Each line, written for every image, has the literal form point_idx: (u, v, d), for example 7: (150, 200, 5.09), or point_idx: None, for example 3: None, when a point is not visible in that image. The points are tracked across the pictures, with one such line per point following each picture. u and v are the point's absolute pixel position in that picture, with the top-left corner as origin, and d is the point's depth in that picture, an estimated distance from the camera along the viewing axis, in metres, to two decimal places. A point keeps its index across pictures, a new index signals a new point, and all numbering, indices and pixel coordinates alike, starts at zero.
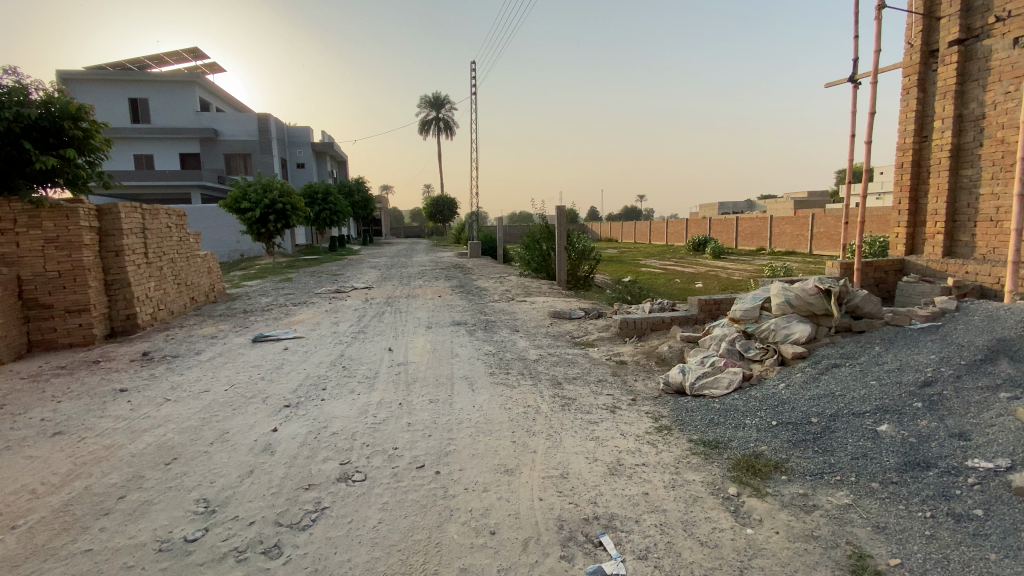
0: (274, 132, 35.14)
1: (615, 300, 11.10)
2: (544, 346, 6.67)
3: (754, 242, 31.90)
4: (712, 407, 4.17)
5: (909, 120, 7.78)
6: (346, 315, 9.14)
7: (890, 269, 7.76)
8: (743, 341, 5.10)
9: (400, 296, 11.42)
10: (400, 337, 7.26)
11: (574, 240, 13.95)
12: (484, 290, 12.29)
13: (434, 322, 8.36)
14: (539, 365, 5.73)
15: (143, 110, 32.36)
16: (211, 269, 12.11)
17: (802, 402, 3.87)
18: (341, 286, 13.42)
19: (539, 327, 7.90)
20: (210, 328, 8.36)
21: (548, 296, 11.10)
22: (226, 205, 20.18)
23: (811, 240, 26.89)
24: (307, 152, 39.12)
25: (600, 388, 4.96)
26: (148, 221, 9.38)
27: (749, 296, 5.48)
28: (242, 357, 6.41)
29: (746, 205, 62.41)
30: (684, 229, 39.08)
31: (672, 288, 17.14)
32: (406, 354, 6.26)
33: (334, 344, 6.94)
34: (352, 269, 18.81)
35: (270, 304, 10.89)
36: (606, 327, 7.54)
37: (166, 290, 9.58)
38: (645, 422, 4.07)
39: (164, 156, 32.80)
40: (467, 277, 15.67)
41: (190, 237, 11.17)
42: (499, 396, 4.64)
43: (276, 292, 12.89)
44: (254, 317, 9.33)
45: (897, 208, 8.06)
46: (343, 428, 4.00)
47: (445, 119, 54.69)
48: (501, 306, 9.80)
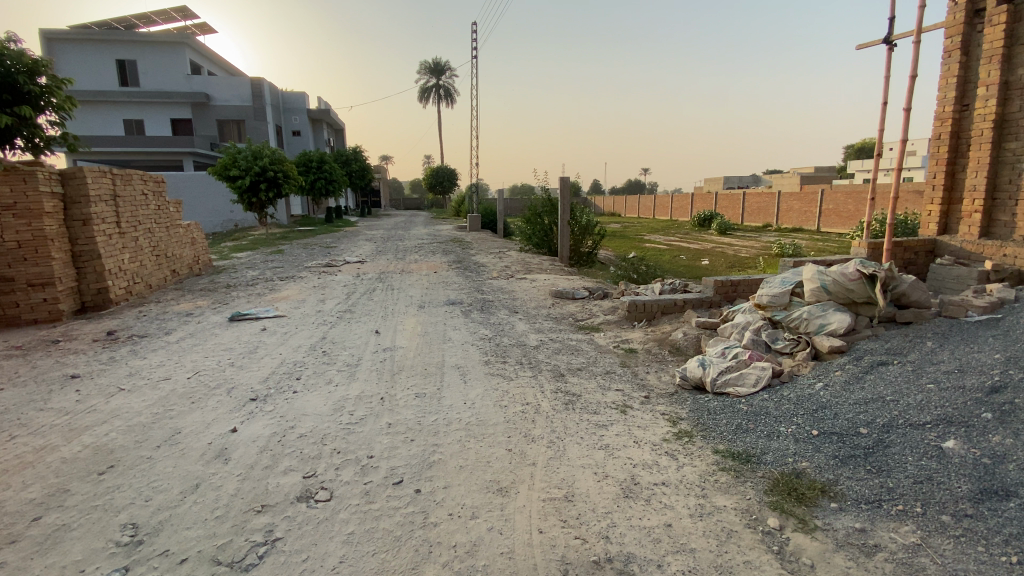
0: (268, 98, 33.86)
1: (621, 279, 10.47)
2: (545, 331, 6.10)
3: (761, 218, 31.03)
4: (739, 410, 3.62)
5: (949, 86, 6.94)
6: (334, 292, 8.53)
7: (921, 250, 7.12)
8: (769, 331, 4.53)
9: (393, 271, 10.80)
10: (389, 318, 6.68)
11: (578, 214, 13.26)
12: (482, 266, 11.67)
13: (427, 300, 7.79)
14: (540, 353, 5.17)
15: (131, 73, 31.08)
16: (195, 240, 11.47)
17: (846, 408, 3.31)
18: (333, 260, 12.81)
19: (540, 308, 7.32)
20: (186, 305, 7.78)
21: (549, 274, 10.50)
22: (215, 172, 19.36)
23: (820, 217, 26.07)
24: (302, 119, 37.82)
25: (608, 381, 4.41)
26: (120, 187, 8.72)
27: (778, 280, 4.89)
28: (214, 338, 5.84)
29: (751, 180, 61.16)
30: (689, 204, 38.11)
31: (678, 265, 16.49)
32: (393, 338, 5.70)
33: (317, 325, 6.38)
34: (345, 242, 18.14)
35: (255, 278, 10.28)
36: (612, 310, 6.96)
37: (143, 262, 8.98)
38: (662, 427, 3.52)
39: (155, 122, 31.69)
40: (465, 251, 15.02)
41: (170, 206, 10.51)
42: (494, 391, 4.09)
43: (265, 265, 12.28)
44: (236, 292, 8.75)
45: (931, 183, 7.31)
46: (313, 430, 3.46)
47: (445, 86, 53.00)
48: (500, 285, 9.19)
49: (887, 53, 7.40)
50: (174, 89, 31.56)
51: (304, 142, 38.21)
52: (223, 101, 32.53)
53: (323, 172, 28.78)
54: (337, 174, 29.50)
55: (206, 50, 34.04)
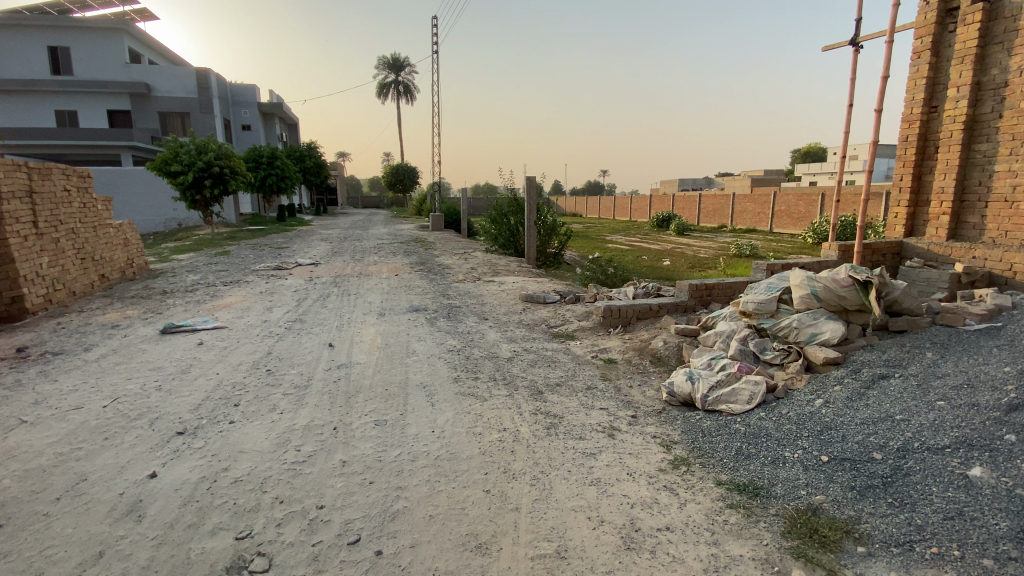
0: (215, 90, 31.91)
1: (589, 283, 10.18)
2: (518, 340, 5.67)
3: (717, 219, 31.71)
4: (737, 431, 3.31)
5: (919, 88, 6.99)
6: (285, 298, 7.82)
7: (889, 252, 7.15)
8: (757, 340, 4.27)
9: (351, 275, 10.13)
10: (346, 328, 6.09)
11: (544, 214, 12.93)
12: (446, 268, 11.14)
13: (388, 307, 7.23)
14: (514, 367, 4.73)
15: (61, 59, 28.61)
16: (127, 241, 10.37)
17: (855, 429, 3.06)
18: (284, 262, 11.94)
19: (511, 315, 6.89)
20: (113, 315, 6.89)
21: (517, 276, 10.08)
22: (154, 166, 17.89)
23: (772, 219, 26.88)
24: (253, 113, 35.99)
25: (591, 398, 4.01)
26: (37, 182, 7.71)
27: (763, 286, 4.64)
28: (142, 356, 5.09)
29: (704, 182, 63.00)
30: (648, 205, 38.65)
31: (642, 266, 16.44)
32: (351, 352, 5.13)
33: (264, 337, 5.71)
34: (299, 243, 17.16)
35: (196, 283, 9.37)
36: (586, 316, 6.61)
37: (64, 266, 7.96)
38: (655, 453, 3.16)
39: (89, 112, 29.30)
40: (427, 252, 14.43)
41: (98, 203, 9.44)
42: (466, 415, 3.63)
43: (208, 268, 11.30)
44: (173, 299, 7.89)
45: (897, 186, 7.36)
46: (250, 474, 2.90)
47: (405, 83, 51.94)
48: (466, 289, 8.70)
49: (854, 55, 7.42)
50: (110, 77, 29.27)
51: (254, 137, 36.37)
52: (165, 92, 30.40)
53: (275, 168, 27.34)
54: (290, 171, 28.12)
55: (148, 37, 31.79)
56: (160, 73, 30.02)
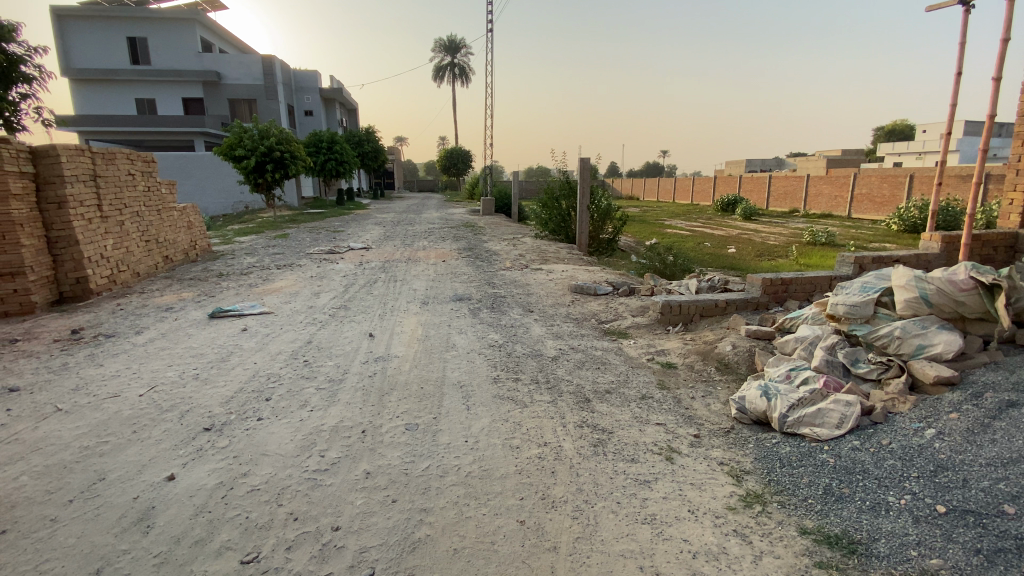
0: (279, 77, 32.89)
1: (646, 273, 9.53)
2: (565, 337, 5.24)
3: (787, 203, 29.52)
4: (824, 464, 2.78)
5: None
6: (331, 284, 7.76)
7: (1001, 245, 6.09)
8: (847, 350, 3.69)
9: (399, 260, 10.02)
10: (387, 317, 5.88)
11: (597, 198, 12.28)
12: (495, 255, 10.81)
13: (432, 295, 6.99)
14: (559, 368, 4.32)
15: (142, 51, 30.50)
16: (191, 223, 10.77)
17: (981, 472, 2.44)
18: (336, 245, 12.04)
19: (559, 307, 6.46)
20: (169, 297, 7.07)
21: (568, 264, 9.60)
22: (220, 151, 18.63)
23: (852, 203, 24.62)
24: (315, 98, 36.94)
25: (646, 410, 3.56)
26: (102, 167, 8.02)
27: (857, 286, 3.96)
28: (186, 341, 5.10)
29: (774, 163, 59.03)
30: (711, 188, 36.59)
31: (703, 253, 15.46)
32: (389, 344, 4.90)
33: (305, 325, 5.60)
34: (354, 226, 17.42)
35: (251, 266, 9.57)
36: (642, 311, 6.08)
37: (129, 248, 8.29)
38: (722, 485, 2.70)
39: (167, 101, 31.13)
40: (477, 237, 14.16)
41: (162, 187, 9.81)
42: (503, 424, 3.28)
43: (265, 251, 11.58)
44: (227, 282, 8.03)
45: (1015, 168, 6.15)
46: (268, 482, 2.69)
47: (461, 65, 51.69)
48: (513, 277, 8.33)
49: (963, 16, 6.28)
50: (184, 67, 30.88)
51: (316, 123, 37.40)
52: (233, 79, 31.66)
53: (334, 152, 27.92)
54: (348, 155, 28.63)
55: (218, 27, 33.20)
56: (229, 61, 31.25)
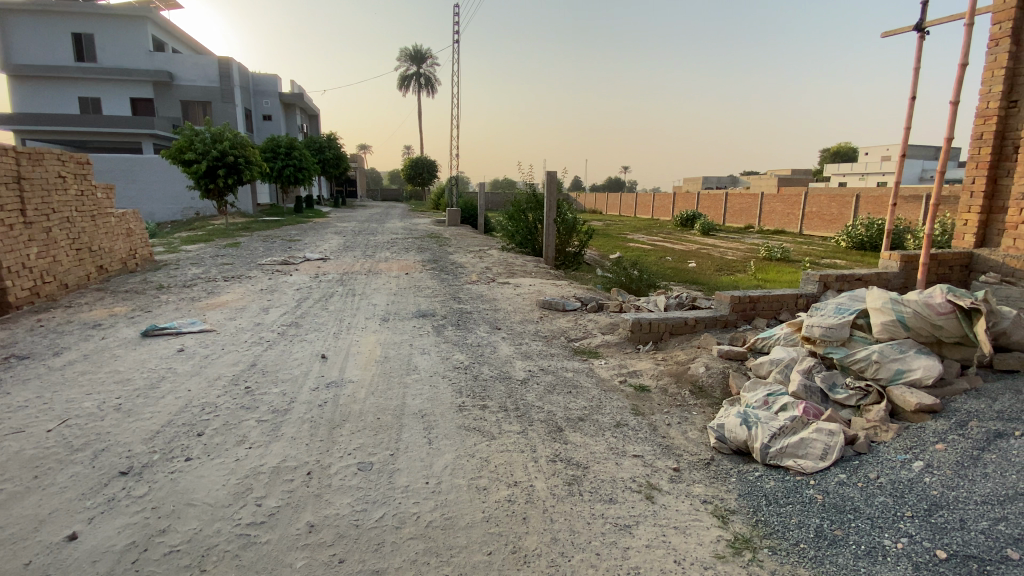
0: (236, 79, 31.66)
1: (613, 287, 9.41)
2: (534, 357, 4.98)
3: (743, 219, 30.45)
4: (812, 502, 2.61)
5: (996, 80, 6.06)
6: (284, 297, 7.26)
7: (956, 264, 6.27)
8: (824, 374, 3.58)
9: (359, 272, 9.57)
10: (343, 336, 5.46)
11: (564, 211, 12.17)
12: (460, 267, 10.49)
13: (392, 311, 6.61)
14: (528, 393, 4.05)
15: (87, 47, 28.78)
16: (130, 230, 9.96)
17: (976, 511, 2.32)
18: (292, 256, 11.43)
19: (527, 324, 6.20)
20: (99, 312, 6.41)
21: (534, 278, 9.40)
22: (168, 154, 17.58)
23: (803, 220, 25.62)
24: (274, 103, 35.77)
25: (621, 441, 3.33)
26: (27, 168, 7.28)
27: (831, 307, 3.86)
28: (112, 363, 4.55)
29: (729, 181, 61.25)
30: (671, 203, 37.48)
31: (665, 267, 15.60)
32: (343, 367, 4.50)
33: (251, 345, 5.12)
34: (312, 235, 16.72)
35: (196, 277, 8.90)
36: (612, 328, 5.89)
37: (57, 257, 7.54)
38: (708, 529, 2.48)
39: (112, 100, 29.39)
40: (441, 249, 13.81)
41: (98, 191, 9.03)
42: (469, 461, 2.98)
43: (213, 261, 10.85)
44: (167, 295, 7.39)
45: (968, 190, 6.41)
46: (190, 541, 2.29)
47: (427, 75, 51.41)
48: (478, 291, 8.05)
49: (919, 42, 6.59)
50: (133, 65, 29.30)
51: (275, 128, 36.18)
52: (187, 81, 30.22)
53: (292, 159, 26.96)
54: (307, 162, 27.71)
55: (171, 26, 31.75)
56: (183, 61, 29.83)
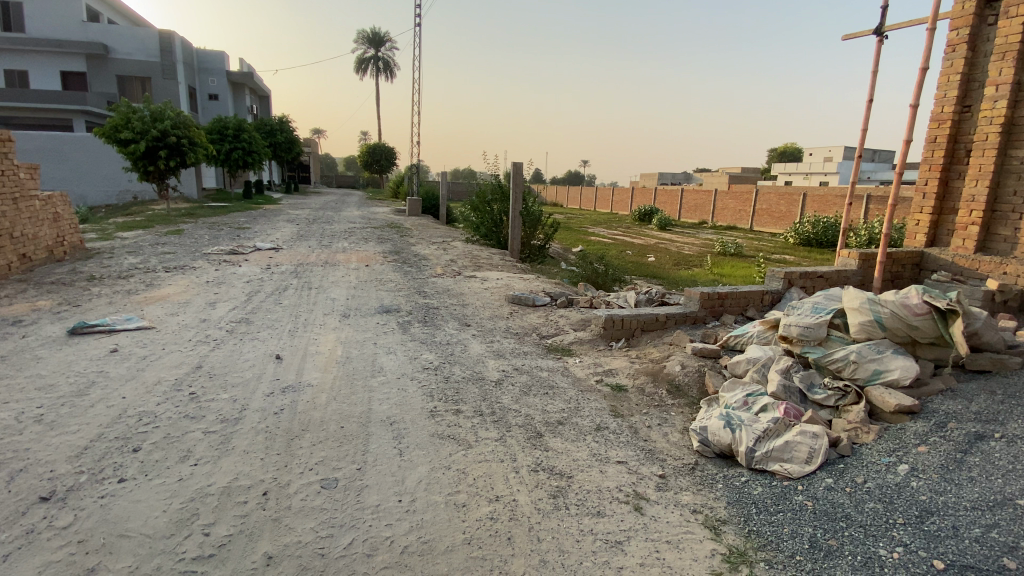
0: (180, 55, 29.55)
1: (579, 281, 9.32)
2: (507, 356, 4.78)
3: (697, 214, 31.22)
4: (803, 509, 2.54)
5: (951, 85, 6.28)
6: (234, 291, 6.73)
7: (908, 262, 6.51)
8: (803, 374, 3.56)
9: (315, 263, 9.06)
10: (301, 334, 5.07)
11: (529, 203, 11.98)
12: (423, 260, 10.12)
13: (354, 306, 6.24)
14: (503, 395, 3.84)
15: (10, 13, 26.18)
16: (58, 215, 9.03)
17: (965, 519, 2.31)
18: (241, 245, 10.72)
19: (497, 320, 5.98)
20: (19, 306, 5.72)
21: (501, 271, 9.18)
22: (101, 132, 16.15)
23: (754, 217, 26.55)
24: (222, 82, 33.72)
25: (603, 446, 3.18)
26: None
27: (808, 306, 3.83)
28: (34, 366, 4.03)
29: (683, 177, 62.86)
30: (629, 197, 38.01)
31: (627, 261, 15.71)
32: (301, 369, 4.15)
33: (197, 344, 4.68)
34: (263, 223, 15.83)
35: (133, 267, 8.15)
36: (584, 325, 5.76)
37: None
38: (701, 541, 2.36)
39: (38, 72, 26.87)
40: (402, 240, 13.35)
41: (20, 171, 8.11)
42: (445, 474, 2.75)
43: (153, 250, 10.02)
44: (100, 287, 6.70)
45: (921, 191, 6.65)
46: None
47: (386, 59, 49.90)
48: (445, 285, 7.76)
49: (880, 46, 6.77)
50: (63, 35, 26.88)
51: (222, 108, 34.13)
52: (124, 54, 27.96)
53: (241, 141, 25.45)
54: (257, 145, 26.27)
55: None
56: (120, 33, 27.59)
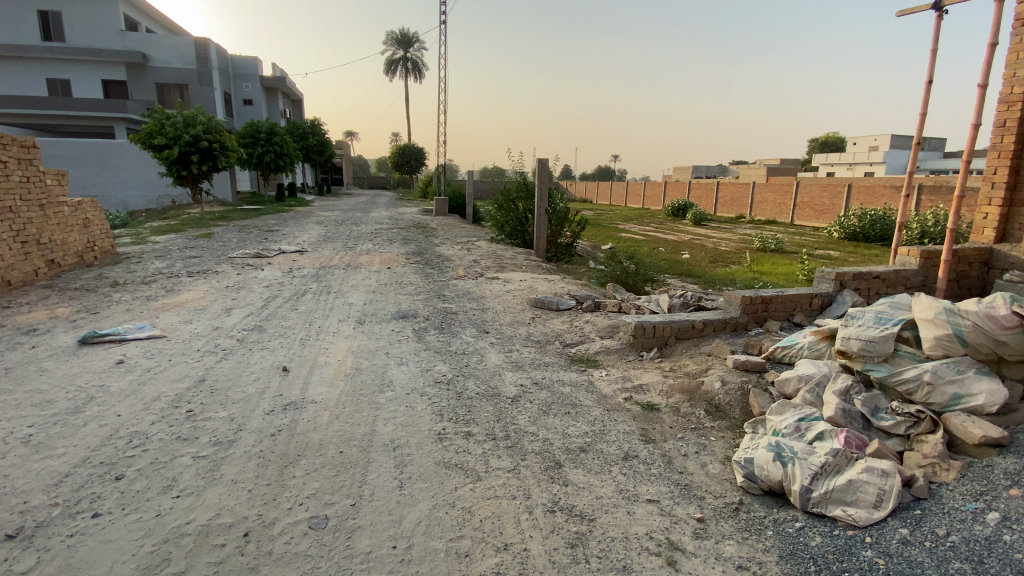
0: (215, 61, 30.21)
1: (607, 282, 8.86)
2: (526, 367, 4.42)
3: (733, 209, 30.01)
4: (876, 570, 2.09)
5: (1022, 62, 5.54)
6: (251, 296, 6.61)
7: (975, 260, 5.82)
8: (865, 396, 3.07)
9: (337, 266, 8.93)
10: (311, 343, 4.85)
11: (555, 201, 11.56)
12: (446, 261, 9.87)
13: (370, 312, 6.01)
14: (519, 415, 3.49)
15: (56, 27, 27.31)
16: (87, 220, 9.18)
17: None
18: (266, 248, 10.71)
19: (518, 327, 5.64)
20: (39, 314, 5.72)
21: (525, 272, 8.82)
22: (136, 138, 16.56)
23: (794, 210, 25.28)
24: (255, 87, 34.42)
25: (631, 479, 2.79)
26: None
27: (870, 316, 3.32)
28: (37, 379, 3.93)
29: (717, 170, 60.89)
30: (662, 192, 36.93)
31: (659, 259, 15.09)
32: (306, 383, 3.90)
33: (204, 354, 4.51)
34: (291, 225, 15.96)
35: (157, 272, 8.17)
36: (611, 332, 5.35)
37: None
38: None
39: (83, 82, 27.98)
40: (427, 240, 13.16)
41: (48, 177, 8.23)
42: (448, 513, 2.42)
43: (180, 254, 10.11)
44: (120, 294, 6.68)
45: (989, 180, 5.92)
46: None
47: (414, 59, 50.05)
48: (465, 288, 7.47)
49: (938, 20, 6.07)
50: (104, 45, 27.84)
51: (255, 112, 34.88)
52: (162, 62, 28.81)
53: (272, 145, 25.86)
54: (288, 148, 26.65)
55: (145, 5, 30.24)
56: (158, 43, 28.45)
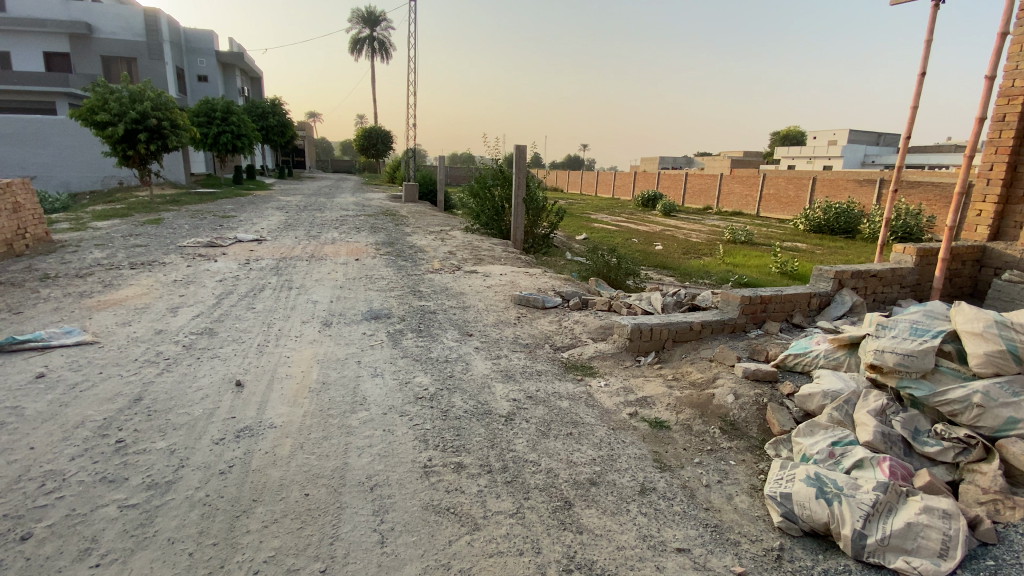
0: (167, 34, 27.82)
1: (589, 276, 8.47)
2: (517, 378, 3.96)
3: (701, 200, 30.20)
4: None
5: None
6: (203, 293, 5.89)
7: (969, 258, 5.68)
8: (904, 417, 2.77)
9: (300, 257, 8.23)
10: (270, 350, 4.26)
11: (532, 189, 11.06)
12: (419, 252, 9.27)
13: (338, 311, 5.42)
14: (516, 438, 3.04)
15: None
16: (18, 205, 8.15)
17: None
18: (221, 236, 9.84)
19: (503, 328, 5.19)
20: None
21: (504, 265, 8.35)
22: (77, 114, 15.11)
23: (760, 202, 25.59)
24: (212, 63, 32.33)
25: (654, 521, 2.39)
26: None
27: (904, 326, 3.03)
28: None
29: (684, 161, 61.57)
30: (631, 182, 36.89)
31: (634, 250, 14.84)
32: (263, 402, 3.34)
33: (143, 365, 3.87)
34: (250, 211, 14.92)
35: (96, 263, 7.31)
36: (605, 334, 4.95)
37: None
38: None
39: (21, 53, 25.81)
40: (397, 229, 12.48)
41: None
42: None
43: (125, 242, 9.17)
44: (49, 289, 5.85)
45: (984, 176, 5.79)
46: None
47: (380, 39, 48.25)
48: (442, 283, 6.95)
49: (937, 10, 5.87)
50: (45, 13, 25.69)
51: (212, 90, 32.84)
52: (109, 34, 26.52)
53: (229, 124, 24.32)
54: (247, 128, 25.14)
55: None
56: (103, 11, 26.18)
